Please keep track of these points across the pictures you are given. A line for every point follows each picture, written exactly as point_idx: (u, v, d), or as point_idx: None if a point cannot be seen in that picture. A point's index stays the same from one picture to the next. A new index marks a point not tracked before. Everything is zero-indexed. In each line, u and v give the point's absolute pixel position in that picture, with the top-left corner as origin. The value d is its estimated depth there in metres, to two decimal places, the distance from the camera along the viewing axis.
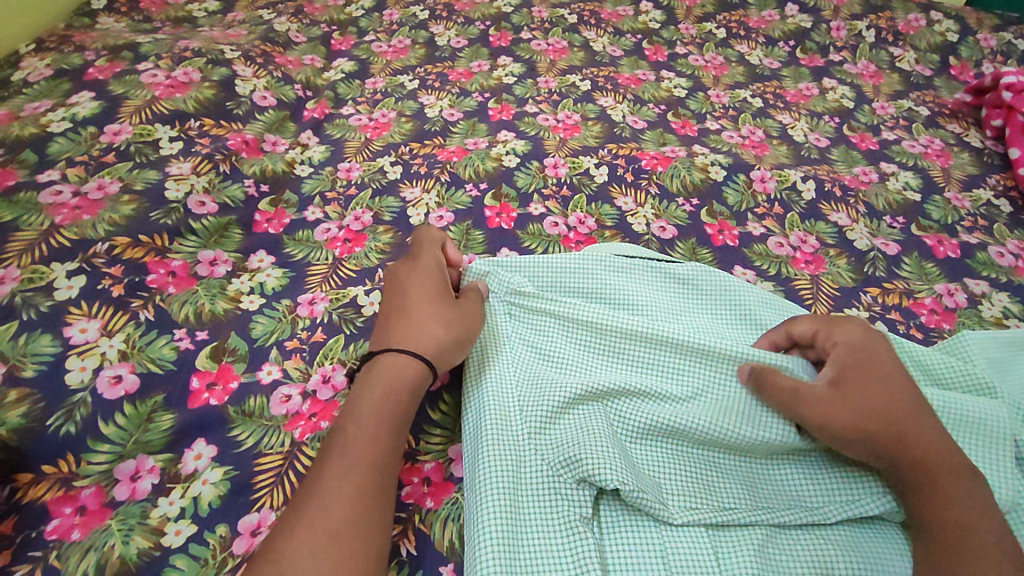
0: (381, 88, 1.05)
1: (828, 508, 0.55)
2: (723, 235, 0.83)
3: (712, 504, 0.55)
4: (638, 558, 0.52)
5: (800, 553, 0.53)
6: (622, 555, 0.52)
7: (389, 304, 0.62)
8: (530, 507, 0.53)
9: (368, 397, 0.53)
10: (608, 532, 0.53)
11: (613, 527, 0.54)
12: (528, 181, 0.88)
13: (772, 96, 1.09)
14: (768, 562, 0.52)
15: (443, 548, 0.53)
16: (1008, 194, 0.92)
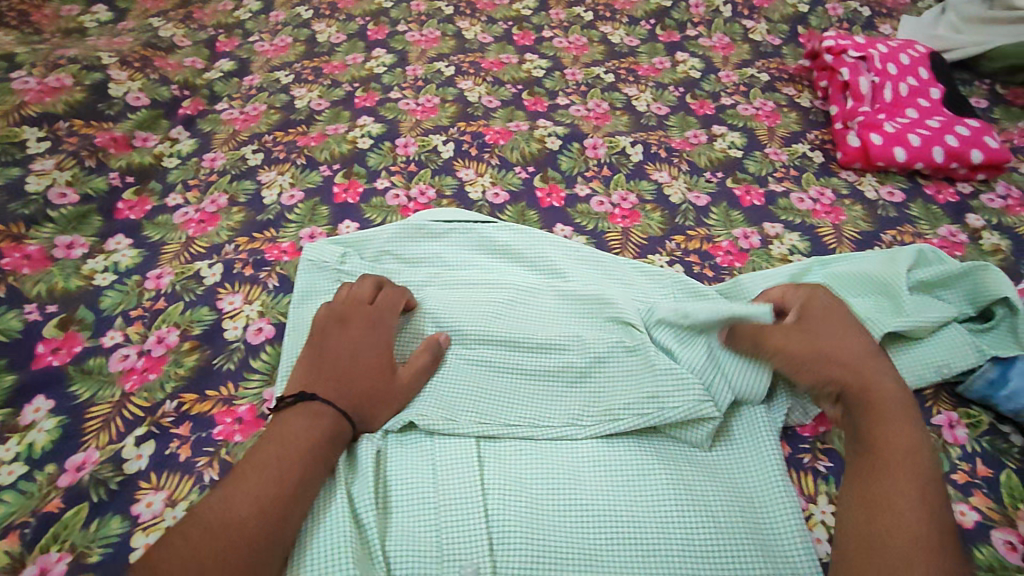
0: (257, 84, 1.13)
1: (595, 424, 0.63)
2: (551, 197, 0.91)
3: (496, 421, 0.64)
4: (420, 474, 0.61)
5: (559, 465, 0.62)
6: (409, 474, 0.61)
7: (320, 349, 0.64)
8: None
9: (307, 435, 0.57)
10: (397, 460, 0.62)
11: (406, 449, 0.63)
12: (378, 160, 0.95)
13: (624, 72, 1.17)
14: (531, 473, 0.61)
15: None
16: (823, 146, 1.01)
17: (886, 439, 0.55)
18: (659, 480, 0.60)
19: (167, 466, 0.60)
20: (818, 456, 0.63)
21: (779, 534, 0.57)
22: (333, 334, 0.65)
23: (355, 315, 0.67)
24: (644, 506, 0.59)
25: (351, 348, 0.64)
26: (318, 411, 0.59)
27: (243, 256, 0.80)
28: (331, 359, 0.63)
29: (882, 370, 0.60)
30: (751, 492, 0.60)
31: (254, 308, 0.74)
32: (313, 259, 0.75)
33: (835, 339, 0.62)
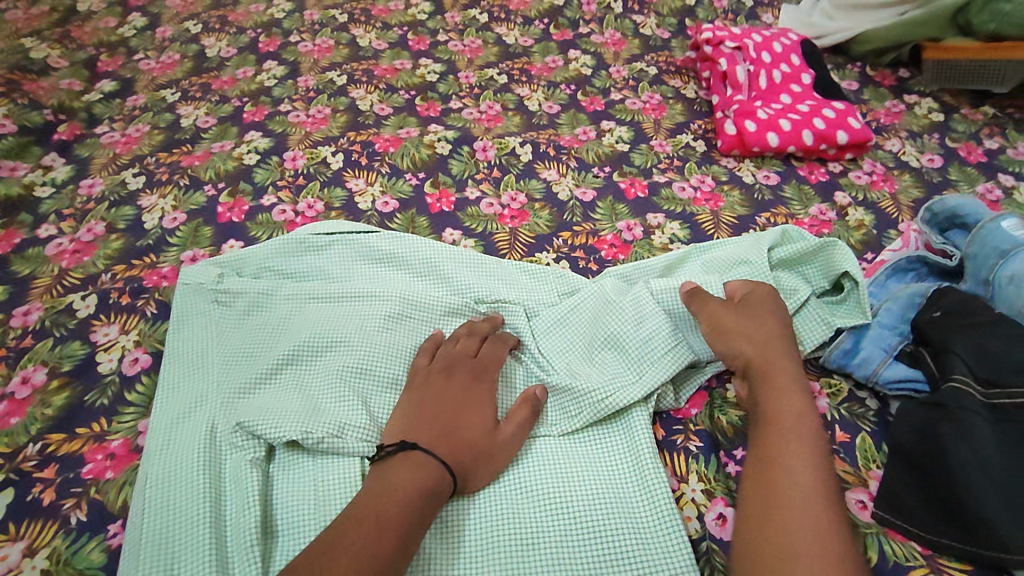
0: (140, 104, 1.09)
1: None
2: (441, 202, 0.92)
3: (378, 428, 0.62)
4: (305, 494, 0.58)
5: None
6: (293, 494, 0.59)
7: (430, 397, 0.62)
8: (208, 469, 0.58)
9: (408, 487, 0.55)
10: (281, 482, 0.59)
11: (287, 469, 0.60)
12: (266, 175, 0.94)
13: (517, 72, 1.19)
14: None
15: (114, 509, 0.59)
16: (706, 135, 1.05)
17: (783, 415, 0.59)
18: (539, 475, 0.62)
19: (31, 513, 0.58)
20: (690, 436, 0.66)
21: (649, 513, 0.59)
22: (414, 388, 0.64)
23: (464, 363, 0.66)
24: (523, 499, 0.60)
25: (460, 395, 0.63)
26: (424, 466, 0.56)
27: (119, 285, 0.78)
28: (448, 410, 0.61)
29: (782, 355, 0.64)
30: (625, 478, 0.62)
31: (131, 337, 0.72)
32: (191, 281, 0.74)
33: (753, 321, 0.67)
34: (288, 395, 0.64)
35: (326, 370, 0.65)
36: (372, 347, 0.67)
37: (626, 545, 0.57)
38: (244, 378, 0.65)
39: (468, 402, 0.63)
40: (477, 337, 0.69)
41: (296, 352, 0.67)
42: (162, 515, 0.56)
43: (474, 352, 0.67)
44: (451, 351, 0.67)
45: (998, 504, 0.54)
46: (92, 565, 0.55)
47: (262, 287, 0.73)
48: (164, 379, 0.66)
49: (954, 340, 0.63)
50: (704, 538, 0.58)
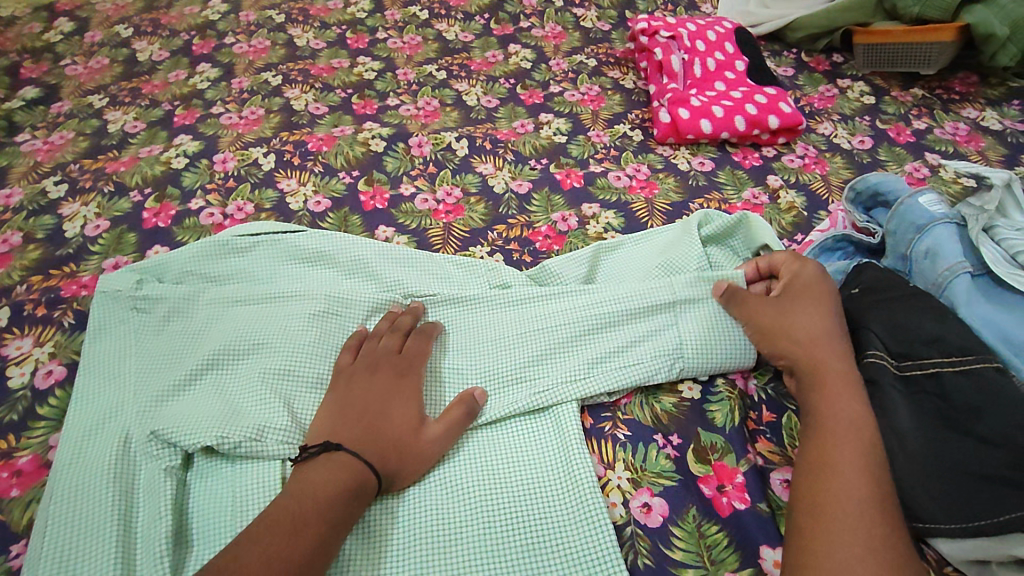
0: (66, 110, 1.06)
1: None
2: (375, 200, 0.91)
3: (301, 431, 0.61)
4: (220, 502, 0.57)
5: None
6: (209, 503, 0.57)
7: (350, 396, 0.61)
8: (116, 483, 0.56)
9: (327, 488, 0.53)
10: (197, 491, 0.58)
11: (204, 477, 0.59)
12: (194, 179, 0.92)
13: (456, 68, 1.18)
14: None
15: (19, 528, 0.57)
16: (643, 125, 1.06)
17: (829, 411, 0.57)
18: (465, 473, 0.60)
19: None
20: (618, 424, 0.65)
21: (575, 505, 0.58)
22: (337, 387, 0.62)
23: (388, 360, 0.64)
24: (447, 498, 0.59)
25: (385, 391, 0.62)
26: (344, 468, 0.55)
27: (34, 296, 0.75)
28: (372, 408, 0.60)
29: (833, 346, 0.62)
30: (552, 470, 0.61)
31: (45, 350, 0.70)
32: (108, 286, 0.72)
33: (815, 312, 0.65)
34: (207, 399, 0.62)
35: (244, 374, 0.64)
36: (293, 347, 0.65)
37: (549, 539, 0.56)
38: (160, 385, 0.63)
39: (391, 399, 0.61)
40: (401, 332, 0.67)
41: (217, 354, 0.65)
42: (66, 533, 0.54)
43: (398, 348, 0.66)
44: (373, 348, 0.65)
45: (910, 477, 0.55)
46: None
47: (179, 292, 0.71)
48: (77, 391, 0.64)
49: (869, 318, 0.65)
50: (627, 523, 0.58)
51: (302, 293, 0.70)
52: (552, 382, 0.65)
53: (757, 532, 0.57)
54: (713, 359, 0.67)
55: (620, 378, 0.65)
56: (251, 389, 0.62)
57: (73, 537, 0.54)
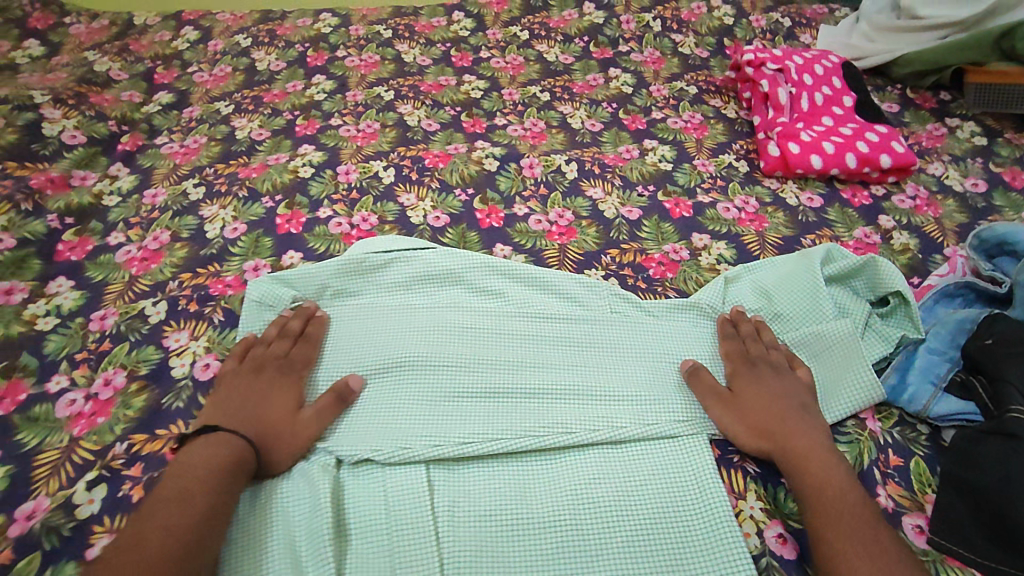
0: (196, 115, 1.14)
1: (553, 439, 0.66)
2: (491, 218, 0.94)
3: (452, 441, 0.65)
4: (378, 499, 0.62)
5: (506, 484, 0.64)
6: (367, 499, 0.62)
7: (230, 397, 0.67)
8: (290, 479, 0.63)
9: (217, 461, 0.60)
10: (355, 488, 0.63)
11: (361, 475, 0.64)
12: (320, 189, 0.97)
13: (560, 90, 1.21)
14: (490, 493, 0.63)
15: None
16: (748, 155, 1.07)
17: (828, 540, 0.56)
18: (603, 491, 0.63)
19: (120, 507, 0.63)
20: (747, 457, 0.67)
21: (708, 531, 0.61)
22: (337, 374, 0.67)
23: (273, 364, 0.70)
24: (586, 514, 0.62)
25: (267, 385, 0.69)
26: (227, 444, 0.61)
27: (187, 293, 0.82)
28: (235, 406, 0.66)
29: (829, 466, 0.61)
30: (686, 495, 0.63)
31: (200, 344, 0.77)
32: (262, 299, 0.79)
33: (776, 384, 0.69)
34: (360, 413, 0.68)
35: (389, 390, 0.70)
36: (435, 364, 0.71)
37: (685, 564, 0.59)
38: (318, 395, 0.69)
39: (271, 393, 0.68)
40: (290, 337, 0.73)
41: (376, 370, 0.71)
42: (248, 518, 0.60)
43: (284, 351, 0.72)
44: (251, 357, 0.72)
45: None
46: None
47: (329, 312, 0.78)
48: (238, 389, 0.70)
49: (1006, 369, 0.64)
50: (763, 554, 0.60)
51: (442, 316, 0.76)
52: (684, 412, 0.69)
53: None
54: (842, 395, 0.70)
55: None
56: (410, 403, 0.69)
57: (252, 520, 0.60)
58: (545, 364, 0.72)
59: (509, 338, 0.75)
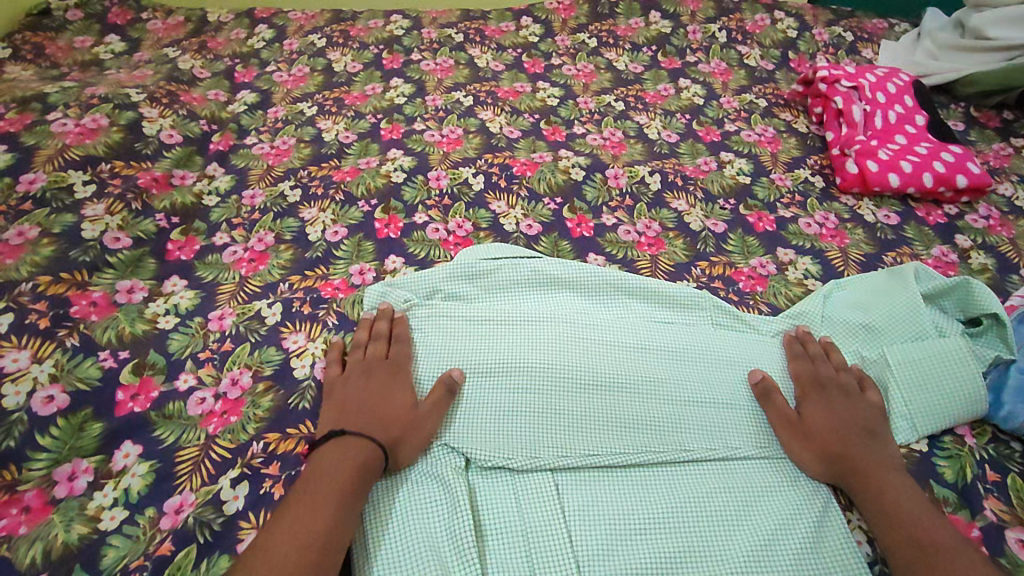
0: (281, 116, 1.16)
1: (671, 451, 0.71)
2: (581, 227, 0.97)
3: (578, 452, 0.70)
4: (510, 503, 0.66)
5: (627, 491, 0.68)
6: (501, 505, 0.66)
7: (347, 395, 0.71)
8: (427, 480, 0.67)
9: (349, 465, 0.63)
10: (487, 492, 0.67)
11: (493, 479, 0.68)
12: (413, 194, 1.00)
13: (633, 99, 1.24)
14: (617, 499, 0.67)
15: None
16: (822, 171, 1.10)
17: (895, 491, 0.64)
18: (723, 503, 0.67)
19: (264, 504, 0.65)
20: None
21: (827, 546, 0.64)
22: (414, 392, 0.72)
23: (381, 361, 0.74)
24: (708, 525, 0.65)
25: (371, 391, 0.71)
26: (352, 451, 0.64)
27: (300, 295, 0.85)
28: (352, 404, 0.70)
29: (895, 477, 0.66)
30: (802, 510, 0.66)
31: (318, 346, 0.79)
32: (378, 301, 0.82)
33: (845, 406, 0.71)
34: (487, 419, 0.71)
35: (514, 391, 0.73)
36: (556, 374, 0.74)
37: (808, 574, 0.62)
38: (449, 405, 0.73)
39: (384, 392, 0.71)
40: (384, 339, 0.76)
41: (497, 374, 0.74)
42: (390, 519, 0.64)
43: (383, 354, 0.75)
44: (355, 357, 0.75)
45: None
46: None
47: (438, 313, 0.80)
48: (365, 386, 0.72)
49: None
50: (877, 561, 0.64)
51: (555, 324, 0.79)
52: None
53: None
54: (945, 412, 0.72)
55: None
56: (532, 410, 0.72)
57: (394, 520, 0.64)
58: (660, 376, 0.76)
59: (621, 348, 0.78)
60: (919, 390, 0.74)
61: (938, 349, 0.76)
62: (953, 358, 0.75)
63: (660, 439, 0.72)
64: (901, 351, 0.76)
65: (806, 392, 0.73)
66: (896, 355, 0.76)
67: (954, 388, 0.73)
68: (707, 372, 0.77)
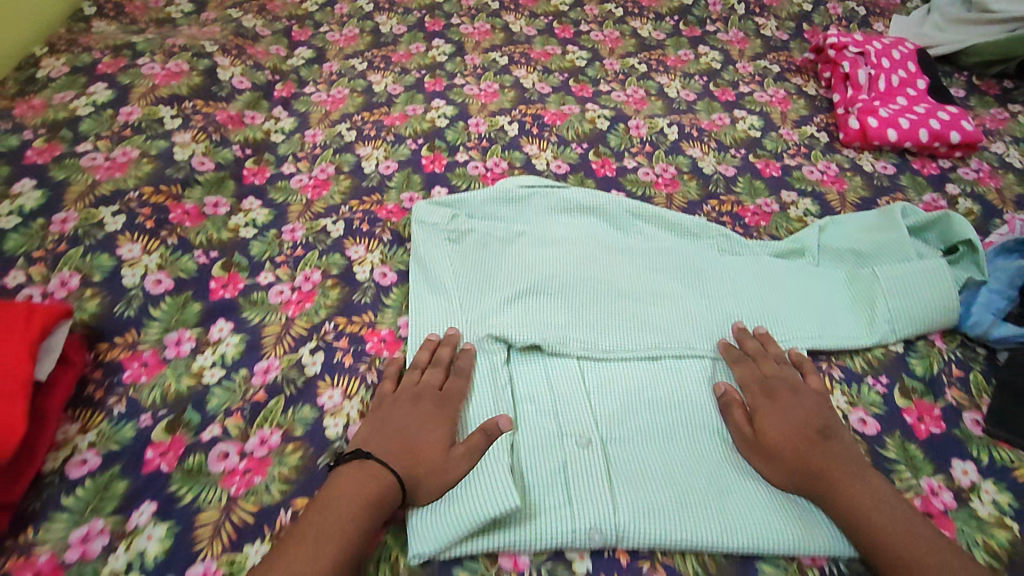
0: (336, 70, 1.27)
1: (676, 349, 0.83)
2: (605, 169, 1.09)
3: (599, 347, 0.82)
4: (539, 382, 0.78)
5: (639, 378, 0.81)
6: (532, 383, 0.78)
7: (386, 420, 0.70)
8: (470, 360, 0.79)
9: (363, 498, 0.62)
10: (520, 371, 0.79)
11: (524, 363, 0.80)
12: (455, 137, 1.12)
13: (655, 63, 1.34)
14: (629, 385, 0.80)
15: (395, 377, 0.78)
16: (828, 128, 1.20)
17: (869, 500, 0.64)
18: (720, 391, 0.80)
19: (337, 370, 0.78)
20: (833, 365, 0.83)
21: None
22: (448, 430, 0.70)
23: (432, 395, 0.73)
24: (706, 405, 0.78)
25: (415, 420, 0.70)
26: (375, 477, 0.64)
27: (359, 215, 0.97)
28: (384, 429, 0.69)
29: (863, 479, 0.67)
30: None
31: (376, 256, 0.92)
32: (424, 218, 0.92)
33: (792, 402, 0.74)
34: (522, 318, 0.83)
35: (544, 297, 0.86)
36: (581, 284, 0.87)
37: None
38: (489, 304, 0.84)
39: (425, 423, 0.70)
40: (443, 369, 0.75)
41: (532, 281, 0.86)
42: None
43: (438, 384, 0.74)
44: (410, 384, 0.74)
45: None
46: None
47: (478, 229, 0.91)
48: (421, 287, 0.85)
49: None
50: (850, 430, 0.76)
51: (581, 244, 0.92)
52: (790, 332, 0.85)
53: (953, 449, 0.74)
54: (918, 323, 0.84)
55: (840, 337, 0.84)
56: (560, 312, 0.85)
57: None
58: (671, 289, 0.89)
59: (637, 266, 0.91)
60: (903, 299, 0.85)
61: (922, 268, 0.86)
62: (933, 275, 0.86)
63: (669, 338, 0.84)
64: (886, 272, 0.87)
65: (756, 399, 0.76)
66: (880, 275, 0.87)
67: (930, 302, 0.84)
68: (710, 287, 0.90)
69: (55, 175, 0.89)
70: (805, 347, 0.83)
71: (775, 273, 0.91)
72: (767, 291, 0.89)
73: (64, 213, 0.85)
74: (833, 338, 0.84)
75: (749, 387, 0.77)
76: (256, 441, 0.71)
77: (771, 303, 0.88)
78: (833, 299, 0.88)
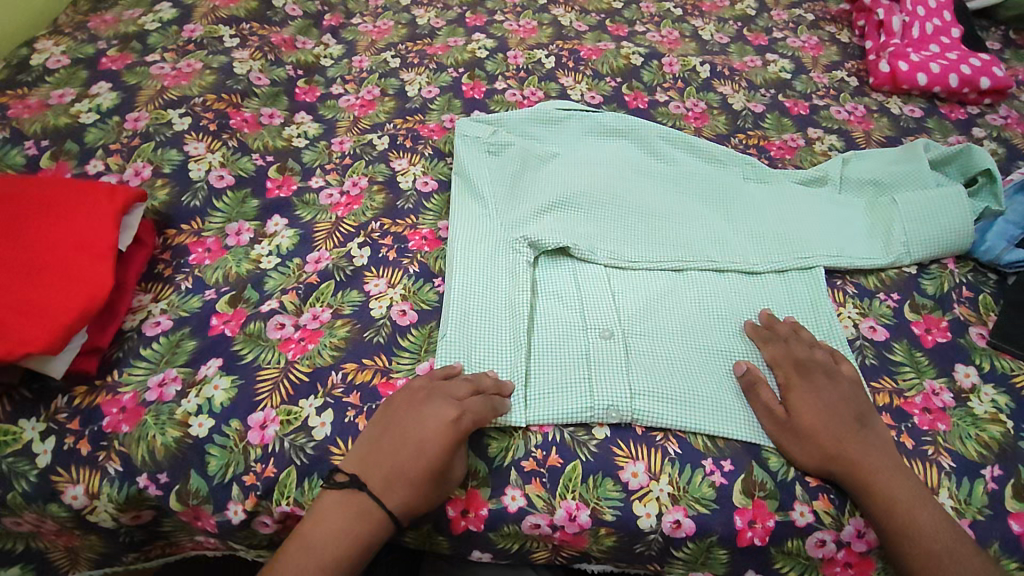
0: (381, 3, 1.31)
1: (696, 261, 0.87)
2: (637, 101, 1.13)
3: (623, 256, 0.87)
4: (564, 285, 0.84)
5: (659, 285, 0.85)
6: (558, 286, 0.84)
7: (391, 441, 0.66)
8: (500, 260, 0.84)
9: (352, 536, 0.62)
10: (546, 275, 0.85)
11: (550, 268, 0.85)
12: (495, 67, 1.17)
13: (691, 7, 1.36)
14: (650, 292, 0.84)
15: (436, 270, 0.85)
16: (859, 73, 1.22)
17: (893, 496, 0.65)
18: (736, 299, 0.85)
19: (382, 263, 0.85)
20: (847, 282, 0.87)
21: (818, 329, 0.81)
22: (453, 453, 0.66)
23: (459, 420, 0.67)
24: (723, 312, 0.83)
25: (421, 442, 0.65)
26: (369, 514, 0.63)
27: (402, 133, 1.03)
28: (391, 447, 0.65)
29: (890, 472, 0.66)
30: (802, 308, 0.84)
31: (418, 168, 0.98)
32: (465, 133, 0.98)
33: (825, 385, 0.72)
34: (554, 228, 0.86)
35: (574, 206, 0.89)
36: (610, 196, 0.91)
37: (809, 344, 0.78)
38: (520, 213, 0.89)
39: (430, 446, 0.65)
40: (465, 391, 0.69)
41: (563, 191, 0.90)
42: (471, 279, 0.82)
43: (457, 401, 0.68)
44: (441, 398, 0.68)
45: None
46: (431, 299, 0.82)
47: (515, 145, 0.97)
48: (460, 194, 0.92)
49: None
50: (857, 338, 0.81)
51: (612, 163, 0.96)
52: (807, 249, 0.88)
53: (955, 356, 0.79)
54: (931, 247, 0.88)
55: (855, 258, 0.88)
56: (589, 221, 0.88)
57: (473, 281, 0.82)
58: (696, 206, 0.93)
59: (664, 185, 0.95)
60: (919, 223, 0.88)
61: (942, 197, 0.90)
62: (952, 202, 0.89)
63: (691, 251, 0.88)
64: (904, 199, 0.91)
65: (786, 375, 0.74)
66: (899, 202, 0.91)
67: (945, 227, 0.88)
68: (734, 207, 0.94)
69: (128, 80, 0.98)
70: (823, 264, 0.87)
71: (796, 197, 0.95)
72: (788, 213, 0.92)
73: (137, 113, 0.94)
74: (847, 257, 0.88)
75: (776, 364, 0.76)
76: (309, 317, 0.79)
77: (791, 224, 0.91)
78: (852, 223, 0.92)
